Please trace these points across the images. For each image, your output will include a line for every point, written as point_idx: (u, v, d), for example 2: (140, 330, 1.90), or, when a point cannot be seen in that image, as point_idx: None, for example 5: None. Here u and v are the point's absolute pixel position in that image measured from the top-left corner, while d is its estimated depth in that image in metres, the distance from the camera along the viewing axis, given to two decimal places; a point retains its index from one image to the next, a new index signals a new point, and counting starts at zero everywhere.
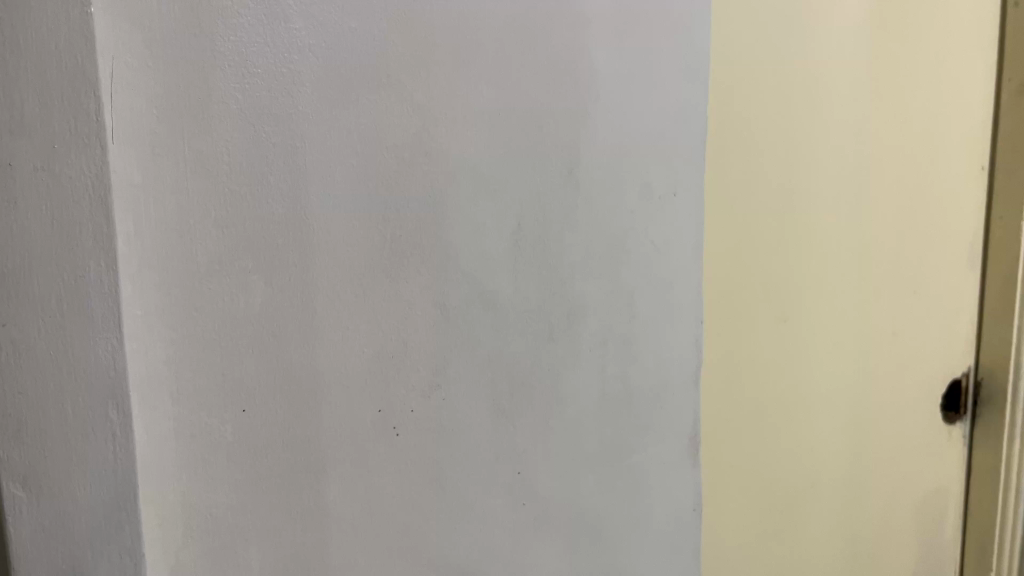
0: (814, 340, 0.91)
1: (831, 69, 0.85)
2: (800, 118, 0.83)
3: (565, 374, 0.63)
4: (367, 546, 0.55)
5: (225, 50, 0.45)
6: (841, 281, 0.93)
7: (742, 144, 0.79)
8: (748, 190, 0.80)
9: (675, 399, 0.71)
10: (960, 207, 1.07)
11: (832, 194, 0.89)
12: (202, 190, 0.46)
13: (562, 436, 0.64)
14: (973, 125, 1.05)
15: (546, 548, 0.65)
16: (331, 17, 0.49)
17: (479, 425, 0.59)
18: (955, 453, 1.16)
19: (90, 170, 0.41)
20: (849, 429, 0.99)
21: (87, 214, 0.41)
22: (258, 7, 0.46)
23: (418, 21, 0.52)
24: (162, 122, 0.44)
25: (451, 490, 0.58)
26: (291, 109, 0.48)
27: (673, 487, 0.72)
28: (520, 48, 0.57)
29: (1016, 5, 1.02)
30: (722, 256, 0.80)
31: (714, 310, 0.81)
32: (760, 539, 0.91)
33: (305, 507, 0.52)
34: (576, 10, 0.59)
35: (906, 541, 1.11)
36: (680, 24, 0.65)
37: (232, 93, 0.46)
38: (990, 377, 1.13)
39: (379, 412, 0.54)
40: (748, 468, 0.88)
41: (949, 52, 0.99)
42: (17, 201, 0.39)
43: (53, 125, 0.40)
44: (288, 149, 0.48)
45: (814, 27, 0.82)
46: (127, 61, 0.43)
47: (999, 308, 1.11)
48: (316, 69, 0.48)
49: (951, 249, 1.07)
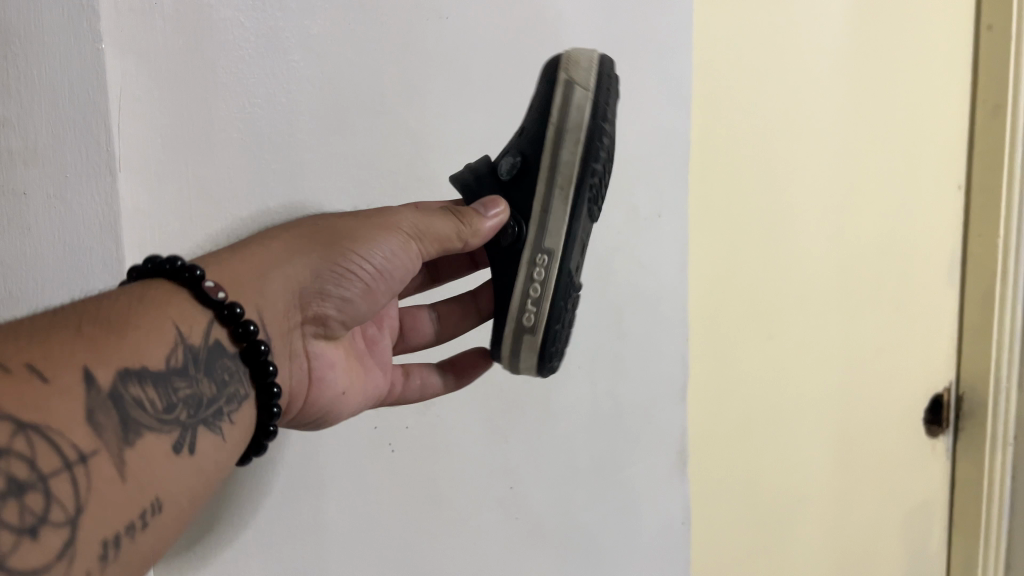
0: (798, 357, 0.94)
1: (811, 91, 0.88)
2: (782, 137, 0.86)
3: (556, 389, 0.66)
4: (366, 555, 0.57)
5: (227, 81, 0.48)
6: (824, 296, 0.96)
7: (724, 165, 0.81)
8: (731, 209, 0.83)
9: (664, 414, 0.73)
10: (937, 223, 1.10)
11: (814, 213, 0.92)
12: (203, 214, 0.48)
13: (553, 451, 0.66)
14: (948, 144, 1.09)
15: (538, 560, 0.67)
16: (328, 48, 0.52)
17: (471, 441, 0.62)
18: (940, 465, 1.18)
19: (100, 197, 0.43)
20: (834, 445, 1.01)
21: (97, 240, 0.43)
22: (259, 40, 0.49)
23: (413, 51, 0.55)
24: (166, 151, 0.47)
25: (446, 504, 0.61)
26: (291, 136, 0.51)
27: (662, 501, 0.74)
28: (510, 73, 0.60)
29: (988, 27, 1.06)
30: (706, 275, 0.83)
31: (700, 328, 0.83)
32: (751, 551, 0.92)
33: (306, 523, 0.54)
34: (563, 39, 0.62)
35: (893, 553, 1.13)
36: (664, 48, 0.68)
37: (235, 122, 0.49)
38: (971, 390, 1.16)
39: (375, 428, 0.57)
40: (738, 481, 0.90)
41: (924, 74, 1.03)
42: (31, 229, 0.42)
43: (64, 155, 0.42)
44: (287, 175, 0.51)
45: (794, 51, 0.85)
46: (134, 94, 0.46)
47: (980, 322, 1.14)
48: (314, 98, 0.51)
49: (930, 265, 1.10)
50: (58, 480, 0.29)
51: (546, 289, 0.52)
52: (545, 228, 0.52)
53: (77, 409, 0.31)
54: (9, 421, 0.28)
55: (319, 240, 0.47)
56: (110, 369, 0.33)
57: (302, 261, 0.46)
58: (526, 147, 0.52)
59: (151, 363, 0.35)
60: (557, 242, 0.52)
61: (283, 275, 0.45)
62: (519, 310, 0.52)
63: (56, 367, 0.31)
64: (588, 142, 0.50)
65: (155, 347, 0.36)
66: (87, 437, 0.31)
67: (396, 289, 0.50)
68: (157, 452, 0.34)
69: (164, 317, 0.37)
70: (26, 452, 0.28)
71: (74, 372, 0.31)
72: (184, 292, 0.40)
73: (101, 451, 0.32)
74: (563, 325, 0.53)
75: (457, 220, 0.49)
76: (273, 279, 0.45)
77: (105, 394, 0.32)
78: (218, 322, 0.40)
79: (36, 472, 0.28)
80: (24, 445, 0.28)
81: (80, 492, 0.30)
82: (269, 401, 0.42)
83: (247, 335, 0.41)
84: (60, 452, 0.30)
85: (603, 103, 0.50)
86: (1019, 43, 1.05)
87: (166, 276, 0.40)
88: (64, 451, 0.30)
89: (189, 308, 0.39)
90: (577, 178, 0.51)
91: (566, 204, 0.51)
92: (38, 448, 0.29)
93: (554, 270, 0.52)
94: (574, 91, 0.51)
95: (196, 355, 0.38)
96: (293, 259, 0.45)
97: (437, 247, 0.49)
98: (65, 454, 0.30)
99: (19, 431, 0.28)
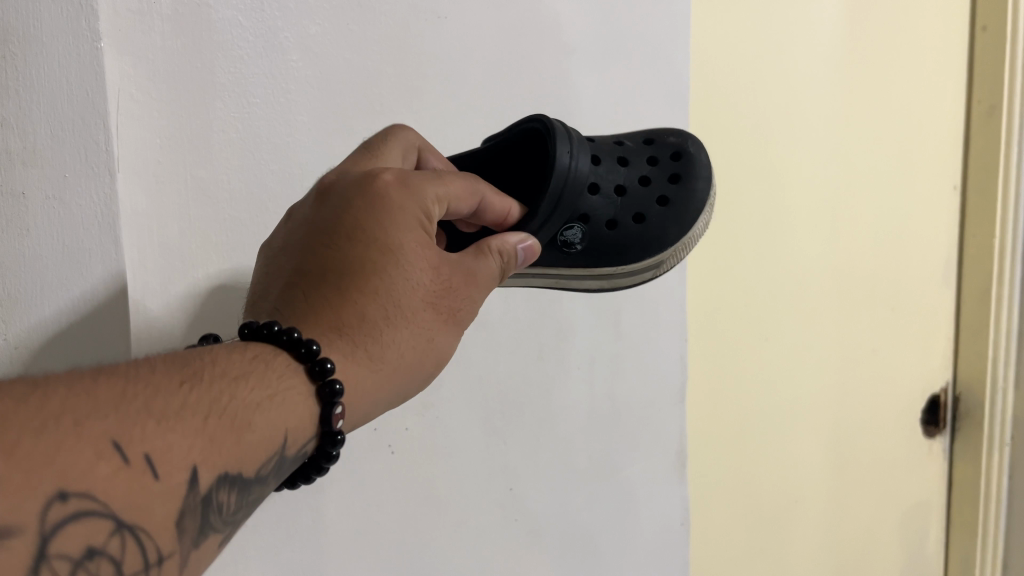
0: (795, 357, 0.94)
1: (808, 90, 0.88)
2: (778, 137, 0.86)
3: (554, 391, 0.66)
4: (364, 558, 0.57)
5: (226, 82, 0.49)
6: (821, 298, 0.96)
7: (720, 165, 0.82)
8: (726, 210, 0.83)
9: (663, 416, 0.73)
10: (933, 222, 1.10)
11: (811, 213, 0.92)
12: (202, 216, 0.48)
13: (551, 452, 0.66)
14: (944, 145, 1.09)
15: (537, 562, 0.67)
16: (326, 49, 0.52)
17: (471, 441, 0.62)
18: (937, 466, 1.18)
19: (99, 198, 0.43)
20: (830, 446, 1.01)
21: (95, 240, 0.43)
22: (258, 40, 0.49)
23: (409, 54, 0.55)
24: (165, 152, 0.47)
25: (445, 505, 0.61)
26: (289, 137, 0.51)
27: (660, 501, 0.74)
28: (508, 74, 0.60)
29: (982, 29, 1.07)
30: (702, 277, 0.83)
31: (697, 329, 0.83)
32: (749, 552, 0.92)
33: (305, 525, 0.54)
34: (561, 41, 0.62)
35: (890, 554, 1.13)
36: (661, 47, 0.68)
37: (233, 123, 0.49)
38: (967, 391, 1.16)
39: (374, 430, 0.57)
40: (735, 481, 0.90)
41: (919, 74, 1.03)
42: (31, 229, 0.43)
43: (64, 154, 0.43)
44: (287, 175, 0.51)
45: (790, 51, 0.85)
46: (132, 94, 0.46)
47: (976, 324, 1.14)
48: (312, 98, 0.52)
49: (926, 266, 1.11)
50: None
51: None
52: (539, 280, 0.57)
53: (171, 512, 0.29)
54: (109, 519, 0.26)
55: (427, 351, 0.42)
56: (213, 472, 0.30)
57: (416, 381, 0.42)
58: (595, 246, 0.56)
59: (248, 468, 0.32)
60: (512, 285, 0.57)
61: (389, 398, 0.41)
62: None
63: (171, 463, 0.28)
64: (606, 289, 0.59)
65: (259, 456, 0.33)
66: (169, 539, 0.29)
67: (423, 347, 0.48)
68: (208, 554, 0.32)
69: (279, 424, 0.34)
70: (116, 555, 0.26)
71: (183, 472, 0.29)
72: (311, 401, 0.37)
73: (175, 555, 0.29)
74: None
75: None
76: (381, 404, 0.41)
77: (200, 498, 0.30)
78: (315, 440, 0.37)
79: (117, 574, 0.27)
80: (116, 548, 0.26)
81: None
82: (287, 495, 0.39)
83: (326, 458, 0.38)
84: (144, 555, 0.27)
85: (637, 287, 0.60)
86: (1013, 44, 1.05)
87: (300, 359, 0.36)
88: (148, 554, 0.28)
89: (304, 417, 0.36)
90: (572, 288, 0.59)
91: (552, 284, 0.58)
92: (128, 552, 0.27)
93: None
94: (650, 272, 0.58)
95: (282, 463, 0.35)
96: (409, 382, 0.42)
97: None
98: (147, 557, 0.28)
99: (116, 531, 0.26)
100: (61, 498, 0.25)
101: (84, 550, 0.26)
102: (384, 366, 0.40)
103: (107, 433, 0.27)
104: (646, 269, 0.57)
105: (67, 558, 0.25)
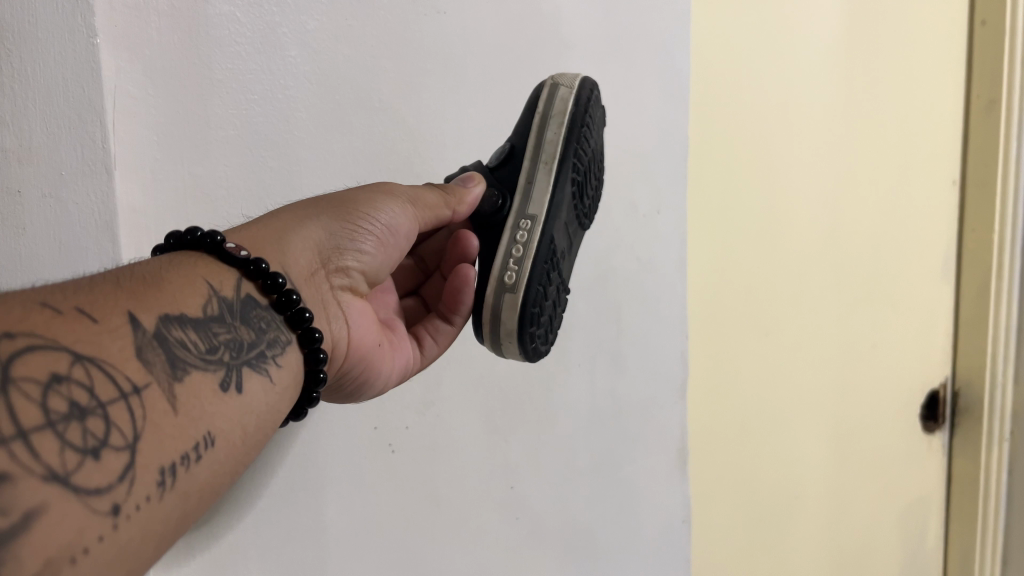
0: (795, 353, 0.93)
1: (807, 86, 0.87)
2: (777, 133, 0.85)
3: (555, 389, 0.66)
4: (366, 558, 0.57)
5: (224, 78, 0.48)
6: (820, 295, 0.95)
7: (719, 162, 0.81)
8: (725, 207, 0.83)
9: (664, 413, 0.73)
10: (932, 217, 1.10)
11: (810, 208, 0.92)
12: (201, 214, 0.48)
13: (552, 450, 0.66)
14: (942, 141, 1.09)
15: (539, 560, 0.67)
16: (325, 44, 0.51)
17: (472, 439, 0.62)
18: (935, 461, 1.19)
19: (96, 197, 0.43)
20: (831, 440, 1.01)
21: (93, 240, 0.43)
22: (255, 36, 0.49)
23: (408, 50, 0.55)
24: (162, 149, 0.46)
25: (446, 505, 0.61)
26: (288, 134, 0.51)
27: (659, 496, 0.74)
28: (507, 71, 0.60)
29: (982, 23, 1.06)
30: (702, 275, 0.82)
31: (696, 327, 0.83)
32: (750, 548, 0.92)
33: (305, 525, 0.54)
34: (560, 37, 0.62)
35: (891, 549, 1.13)
36: (660, 42, 0.68)
37: (231, 120, 0.48)
38: (966, 386, 1.16)
39: (375, 430, 0.57)
40: (736, 478, 0.89)
41: (917, 70, 1.03)
42: (26, 228, 0.42)
43: (60, 152, 0.42)
44: (285, 173, 0.51)
45: (789, 46, 0.85)
46: (128, 91, 0.45)
47: (976, 319, 1.14)
48: (310, 95, 0.51)
49: (924, 262, 1.10)
50: (116, 408, 0.27)
51: (527, 246, 0.53)
52: (530, 194, 0.54)
53: (128, 346, 0.29)
54: (64, 351, 0.26)
55: (323, 204, 0.45)
56: (153, 315, 0.31)
57: (325, 220, 0.45)
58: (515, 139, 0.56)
59: (189, 309, 0.34)
60: (542, 209, 0.53)
61: (302, 238, 0.43)
62: (498, 273, 0.53)
63: (102, 309, 0.29)
64: (569, 126, 0.54)
65: (190, 296, 0.34)
66: (139, 370, 0.29)
67: (392, 247, 0.48)
68: (205, 390, 0.32)
69: (195, 274, 0.36)
70: (84, 380, 0.26)
71: (118, 315, 0.30)
72: (210, 260, 0.38)
73: (154, 384, 0.29)
74: (547, 272, 0.53)
75: (441, 194, 0.52)
76: (296, 243, 0.42)
77: (150, 334, 0.31)
78: (245, 278, 0.38)
79: (95, 399, 0.26)
80: (81, 374, 0.26)
81: (137, 421, 0.28)
82: (313, 347, 0.40)
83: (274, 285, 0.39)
84: (116, 383, 0.28)
85: (581, 100, 0.55)
86: (1012, 38, 1.04)
87: (188, 249, 0.38)
88: (120, 382, 0.28)
89: (213, 268, 0.37)
90: (558, 151, 0.54)
91: (551, 176, 0.54)
92: (97, 379, 0.27)
93: (537, 232, 0.53)
94: (559, 88, 0.55)
95: (230, 306, 0.36)
96: (316, 221, 0.44)
97: (430, 215, 0.50)
98: (120, 384, 0.28)
99: (75, 361, 0.26)
100: (8, 337, 0.25)
101: (50, 376, 0.25)
102: (268, 217, 0.43)
103: (28, 297, 0.27)
104: (548, 94, 0.55)
105: (36, 384, 0.25)
